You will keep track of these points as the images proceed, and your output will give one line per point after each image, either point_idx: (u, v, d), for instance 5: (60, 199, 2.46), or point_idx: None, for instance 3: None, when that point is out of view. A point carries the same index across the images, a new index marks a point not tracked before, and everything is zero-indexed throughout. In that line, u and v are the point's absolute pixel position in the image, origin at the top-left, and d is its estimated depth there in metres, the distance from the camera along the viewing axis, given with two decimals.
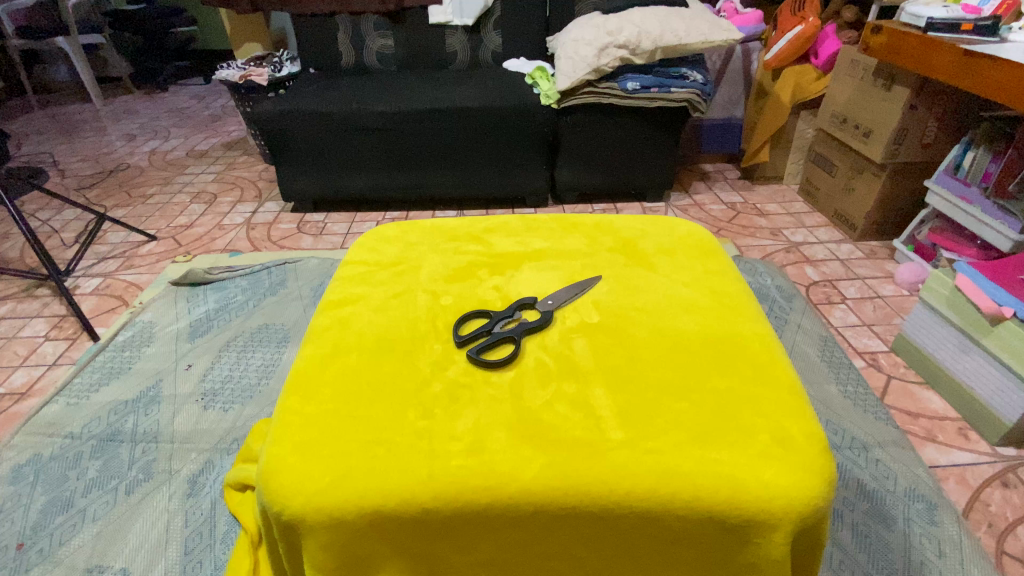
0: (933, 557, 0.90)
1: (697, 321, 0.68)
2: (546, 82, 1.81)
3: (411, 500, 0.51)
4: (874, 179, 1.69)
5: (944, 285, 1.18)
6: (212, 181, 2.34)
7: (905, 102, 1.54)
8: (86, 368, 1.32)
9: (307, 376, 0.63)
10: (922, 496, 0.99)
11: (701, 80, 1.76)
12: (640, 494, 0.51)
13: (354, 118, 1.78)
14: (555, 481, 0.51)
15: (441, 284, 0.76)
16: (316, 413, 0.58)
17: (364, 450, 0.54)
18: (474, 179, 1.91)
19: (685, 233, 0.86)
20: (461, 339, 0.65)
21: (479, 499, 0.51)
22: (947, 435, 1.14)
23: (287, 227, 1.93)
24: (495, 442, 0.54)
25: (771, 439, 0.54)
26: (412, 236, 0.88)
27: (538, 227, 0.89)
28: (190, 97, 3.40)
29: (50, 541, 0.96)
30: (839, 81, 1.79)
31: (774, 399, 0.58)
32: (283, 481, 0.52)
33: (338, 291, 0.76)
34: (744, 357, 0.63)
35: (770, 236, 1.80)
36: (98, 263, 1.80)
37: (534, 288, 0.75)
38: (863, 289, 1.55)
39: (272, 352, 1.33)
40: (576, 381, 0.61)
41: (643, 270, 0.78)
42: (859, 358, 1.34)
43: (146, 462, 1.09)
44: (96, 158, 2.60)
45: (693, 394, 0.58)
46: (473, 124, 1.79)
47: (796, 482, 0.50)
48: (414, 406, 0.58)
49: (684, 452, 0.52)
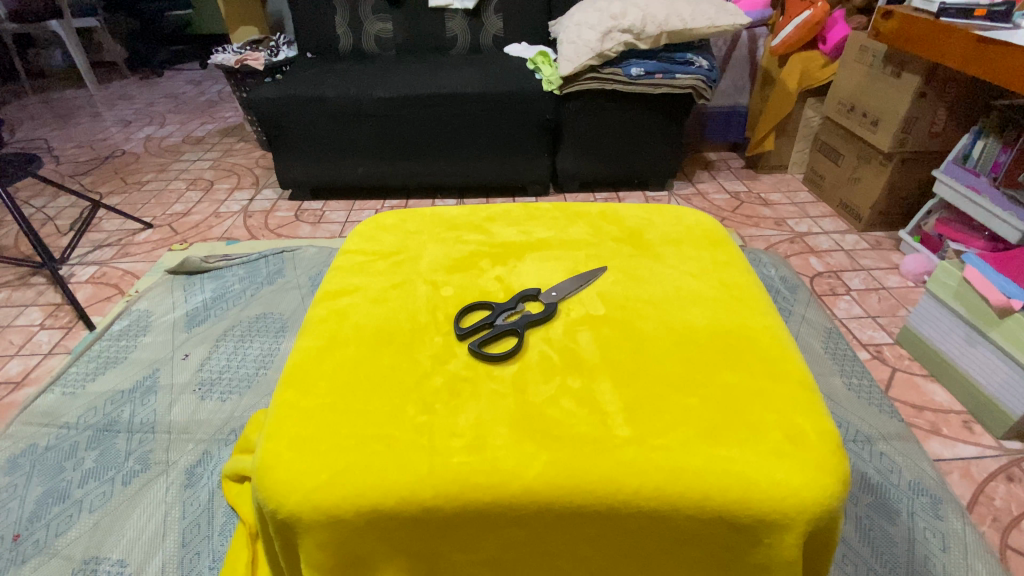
0: (937, 551, 0.89)
1: (705, 314, 0.66)
2: (548, 67, 1.77)
3: (411, 498, 0.49)
4: (881, 169, 1.66)
5: (952, 277, 1.17)
6: (209, 168, 2.30)
7: (915, 90, 1.50)
8: (82, 358, 1.31)
9: (303, 368, 0.61)
10: (926, 489, 0.98)
11: (707, 66, 1.71)
12: (649, 492, 0.49)
13: (353, 104, 1.75)
14: (559, 479, 0.49)
15: (441, 274, 0.74)
16: (313, 407, 0.56)
17: (363, 446, 0.52)
18: (475, 168, 1.88)
19: (693, 223, 0.83)
20: (462, 332, 0.63)
21: (480, 498, 0.49)
22: (952, 429, 1.13)
23: (284, 215, 1.90)
24: (497, 438, 0.52)
25: (784, 437, 0.52)
26: (411, 224, 0.86)
27: (541, 215, 0.87)
28: (186, 82, 3.34)
29: (46, 532, 0.95)
30: (847, 68, 1.75)
31: (785, 393, 0.56)
32: (278, 478, 0.50)
33: (336, 282, 0.74)
34: (754, 351, 0.61)
35: (774, 227, 1.77)
36: (93, 251, 1.78)
37: (538, 279, 0.73)
38: (868, 280, 1.53)
39: (270, 342, 1.31)
40: (580, 375, 0.59)
41: (648, 260, 0.76)
42: (863, 350, 1.32)
43: (143, 452, 1.08)
44: (91, 144, 2.56)
45: (701, 389, 0.56)
46: (473, 111, 1.76)
47: (809, 481, 0.49)
48: (414, 400, 0.56)
49: (693, 449, 0.51)
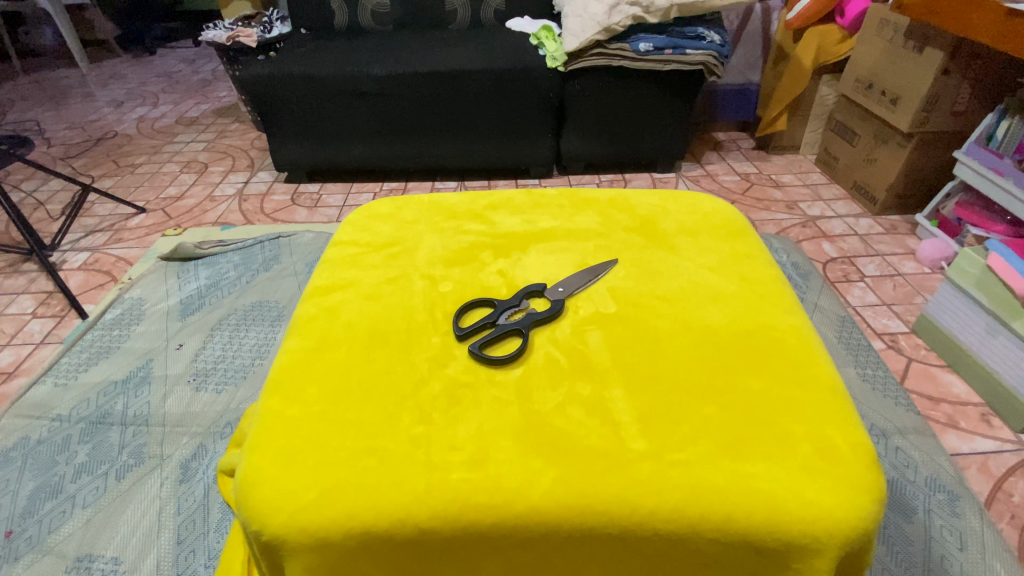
0: (953, 550, 0.86)
1: (726, 313, 0.61)
2: (552, 42, 1.68)
3: (405, 519, 0.45)
4: (899, 150, 1.59)
5: (974, 264, 1.11)
6: (202, 150, 2.23)
7: (937, 66, 1.42)
8: (75, 347, 1.27)
9: (290, 372, 0.56)
10: (943, 486, 0.95)
11: (719, 41, 1.63)
12: (666, 513, 0.45)
13: (349, 83, 1.67)
14: (568, 499, 0.45)
15: (440, 268, 0.69)
16: (300, 416, 0.51)
17: (354, 461, 0.48)
18: (476, 149, 1.80)
19: (710, 211, 0.78)
20: (461, 332, 0.58)
21: (481, 519, 0.45)
22: (969, 422, 1.08)
23: (280, 198, 1.84)
24: (499, 452, 0.48)
25: (814, 450, 0.47)
26: (407, 213, 0.80)
27: (546, 203, 0.81)
28: (179, 60, 3.24)
29: (38, 528, 0.93)
30: (865, 43, 1.66)
31: (814, 401, 0.51)
32: (262, 496, 0.46)
33: (326, 276, 0.69)
34: (779, 353, 0.56)
35: (786, 210, 1.70)
36: (85, 237, 1.72)
37: (543, 273, 0.68)
38: (883, 266, 1.48)
39: (267, 331, 1.27)
40: (591, 381, 0.54)
41: (662, 252, 0.70)
42: (878, 339, 1.27)
43: (137, 446, 1.05)
44: (82, 125, 2.49)
45: (723, 397, 0.52)
46: (474, 89, 1.68)
47: (843, 502, 0.45)
48: (410, 408, 0.52)
49: (715, 465, 0.46)
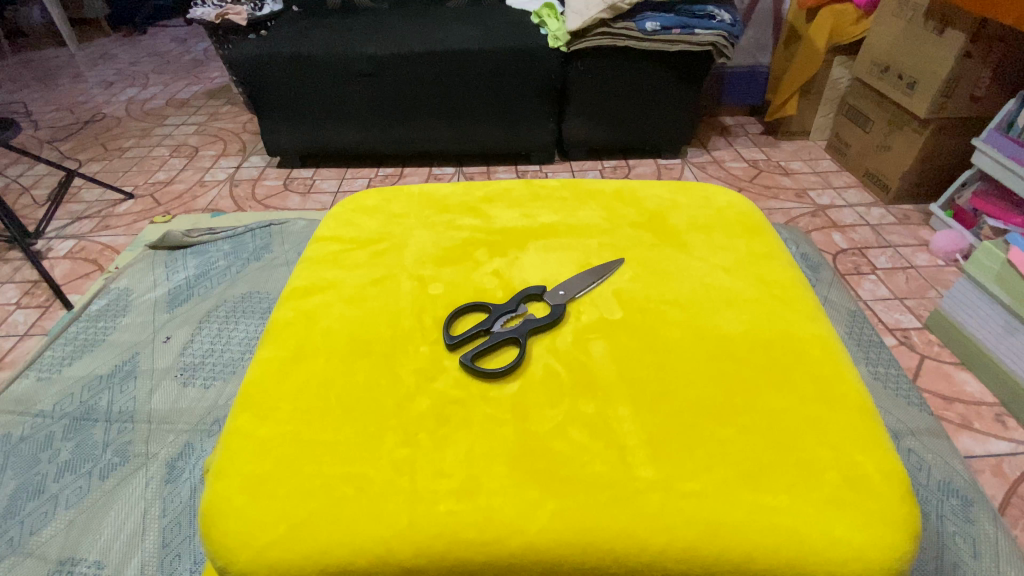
0: (968, 558, 0.80)
1: (743, 319, 0.55)
2: (554, 21, 1.59)
3: (387, 557, 0.41)
4: (914, 136, 1.52)
5: (994, 259, 1.05)
6: (193, 133, 2.15)
7: (959, 49, 1.35)
8: (59, 340, 1.22)
9: (263, 386, 0.51)
10: (956, 490, 0.89)
11: (730, 20, 1.54)
12: (678, 552, 0.40)
13: (341, 64, 1.60)
14: (569, 535, 0.41)
15: (429, 267, 0.63)
16: (272, 437, 0.47)
17: (329, 490, 0.43)
18: (475, 132, 1.73)
19: (724, 206, 0.72)
20: (452, 342, 0.53)
21: (473, 556, 0.41)
22: (984, 423, 1.04)
23: (272, 184, 1.77)
24: (492, 479, 0.43)
25: (842, 480, 0.43)
26: (396, 205, 0.74)
27: (547, 196, 0.75)
28: (171, 40, 3.13)
29: (20, 530, 0.89)
30: (882, 22, 1.57)
31: (842, 423, 0.46)
32: (228, 529, 0.42)
33: (306, 277, 0.63)
34: (803, 366, 0.51)
35: (795, 198, 1.64)
36: (71, 223, 1.66)
37: (542, 274, 0.62)
38: (895, 258, 1.42)
39: (257, 324, 1.21)
40: (595, 398, 0.49)
41: (673, 251, 0.65)
42: (890, 335, 1.21)
43: (122, 444, 1.00)
44: (70, 107, 2.41)
45: (740, 417, 0.47)
46: (473, 70, 1.60)
47: (876, 540, 0.40)
48: (395, 429, 0.47)
49: (733, 498, 0.42)
